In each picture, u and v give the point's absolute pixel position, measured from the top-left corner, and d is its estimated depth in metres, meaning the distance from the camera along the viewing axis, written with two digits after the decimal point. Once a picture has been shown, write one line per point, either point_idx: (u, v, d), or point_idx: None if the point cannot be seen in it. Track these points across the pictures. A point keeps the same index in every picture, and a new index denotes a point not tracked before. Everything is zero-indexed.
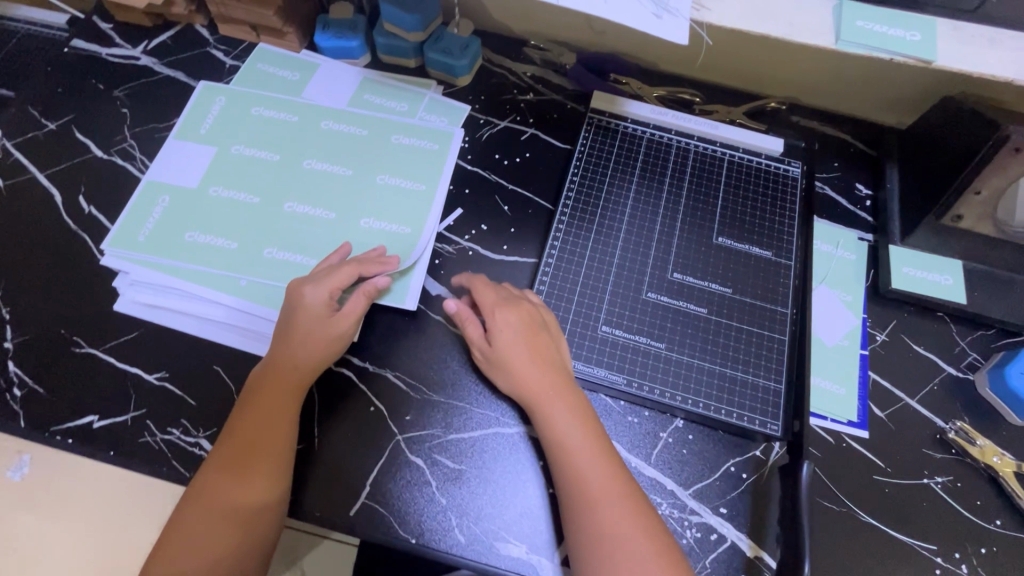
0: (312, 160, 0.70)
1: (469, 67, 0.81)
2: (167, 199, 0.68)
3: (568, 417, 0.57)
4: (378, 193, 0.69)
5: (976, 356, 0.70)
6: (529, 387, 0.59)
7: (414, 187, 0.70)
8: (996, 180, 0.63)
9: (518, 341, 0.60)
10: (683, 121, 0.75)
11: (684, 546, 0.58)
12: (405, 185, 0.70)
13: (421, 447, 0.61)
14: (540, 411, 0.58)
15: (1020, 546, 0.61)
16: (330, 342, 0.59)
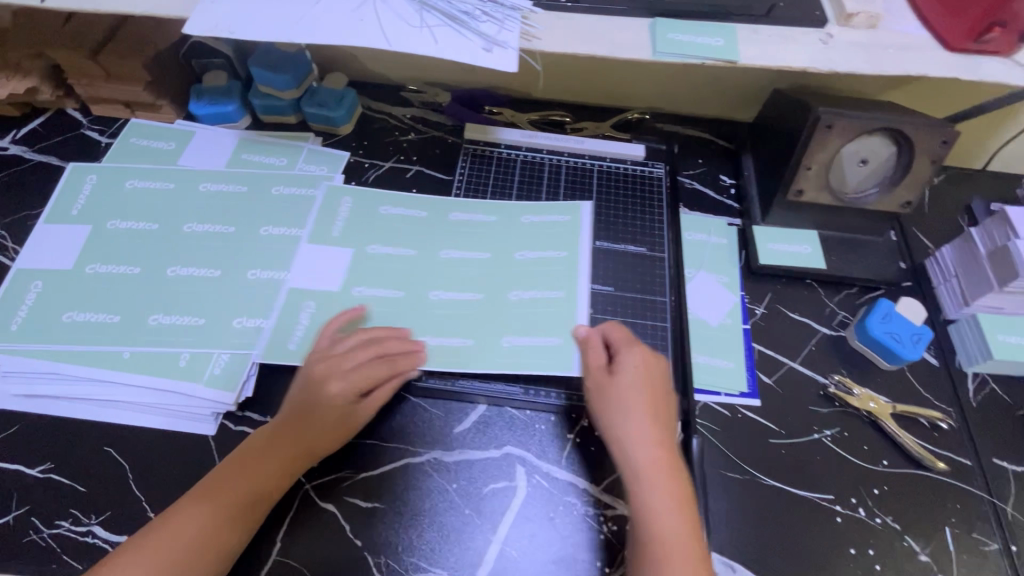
0: (373, 246, 0.72)
1: (347, 116, 0.85)
2: (312, 303, 0.66)
3: (668, 505, 0.55)
4: (528, 268, 0.72)
5: (845, 314, 0.76)
6: (644, 464, 0.56)
7: (557, 257, 0.72)
8: (821, 155, 0.71)
9: (642, 394, 0.59)
10: (552, 141, 0.81)
11: (604, 541, 0.60)
12: (398, 252, 0.72)
13: (333, 492, 0.61)
14: (645, 501, 0.55)
15: (908, 482, 0.65)
16: (344, 418, 0.59)
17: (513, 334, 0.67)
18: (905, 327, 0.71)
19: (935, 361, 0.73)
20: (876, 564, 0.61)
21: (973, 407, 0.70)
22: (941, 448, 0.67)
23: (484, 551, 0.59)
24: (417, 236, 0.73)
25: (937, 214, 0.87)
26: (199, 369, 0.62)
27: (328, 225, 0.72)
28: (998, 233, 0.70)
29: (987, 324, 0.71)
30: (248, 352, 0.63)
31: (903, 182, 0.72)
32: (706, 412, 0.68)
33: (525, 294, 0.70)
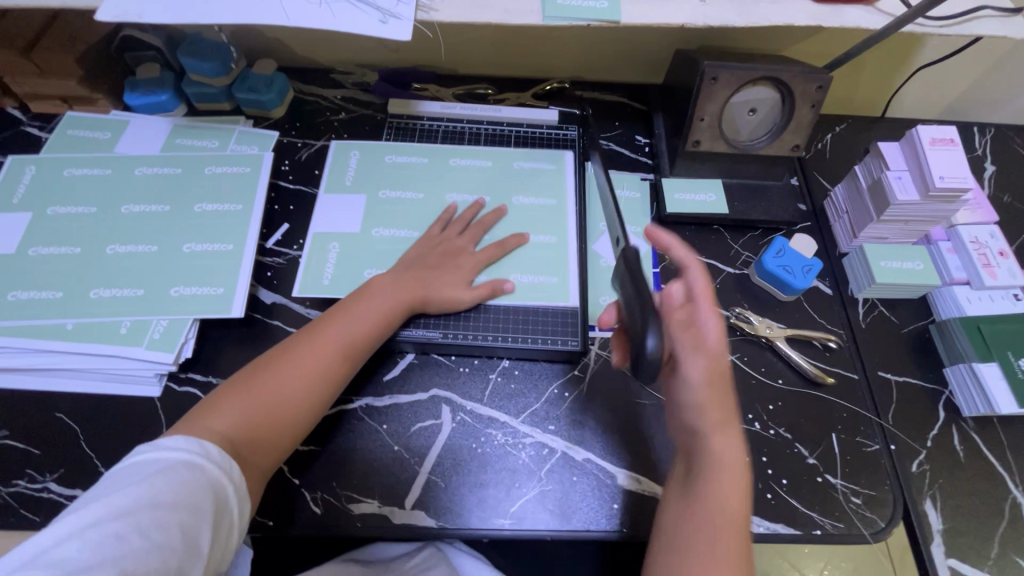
0: (385, 191, 0.82)
1: (278, 99, 0.89)
2: (337, 245, 0.77)
3: (728, 442, 0.56)
4: (523, 212, 0.81)
5: (748, 254, 0.82)
6: (704, 407, 0.58)
7: (549, 203, 0.82)
8: (711, 106, 0.76)
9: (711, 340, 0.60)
10: (470, 111, 0.88)
11: (521, 465, 0.66)
12: (407, 197, 0.81)
13: None
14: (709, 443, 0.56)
15: (801, 397, 0.72)
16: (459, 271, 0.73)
17: (517, 274, 0.75)
18: (797, 259, 0.77)
19: (828, 289, 0.79)
20: (769, 470, 0.67)
21: (862, 328, 0.77)
22: (831, 365, 0.74)
23: (412, 482, 0.65)
24: (406, 180, 0.83)
25: (837, 158, 0.93)
26: (140, 334, 0.66)
27: (342, 174, 0.83)
28: (874, 167, 0.75)
29: (872, 252, 0.77)
30: (186, 317, 0.68)
31: (789, 128, 0.78)
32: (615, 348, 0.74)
33: (528, 200, 0.81)
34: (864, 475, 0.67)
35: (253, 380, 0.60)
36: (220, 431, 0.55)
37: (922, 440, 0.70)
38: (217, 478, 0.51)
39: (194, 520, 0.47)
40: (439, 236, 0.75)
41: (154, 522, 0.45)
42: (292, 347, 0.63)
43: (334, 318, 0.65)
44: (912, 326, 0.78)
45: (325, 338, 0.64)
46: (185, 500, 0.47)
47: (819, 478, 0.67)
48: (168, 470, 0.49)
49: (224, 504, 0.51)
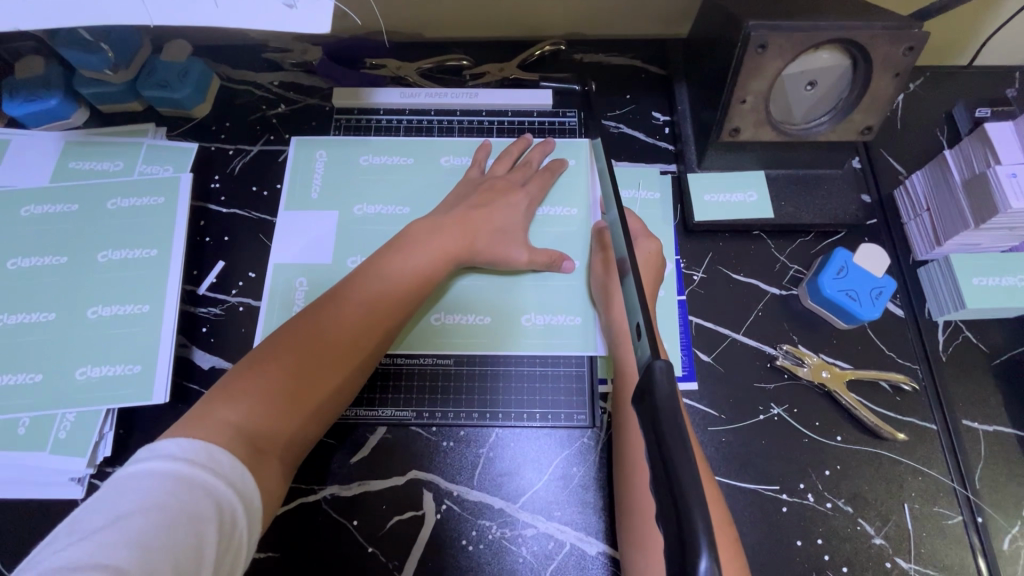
0: (361, 205, 0.65)
1: (198, 94, 0.70)
2: (305, 280, 0.62)
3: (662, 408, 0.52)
4: (541, 228, 0.65)
5: (798, 269, 0.65)
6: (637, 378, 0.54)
7: (570, 216, 0.65)
8: (756, 83, 0.57)
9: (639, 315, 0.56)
10: (438, 98, 0.70)
11: (522, 565, 0.54)
12: (390, 211, 0.65)
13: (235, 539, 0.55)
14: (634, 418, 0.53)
15: (865, 457, 0.58)
16: (495, 227, 0.60)
17: (531, 312, 0.62)
18: (864, 280, 0.61)
19: (900, 311, 0.63)
20: (825, 555, 0.55)
21: (942, 362, 0.61)
22: (903, 415, 0.59)
23: None
24: (387, 188, 0.66)
25: (914, 125, 0.72)
26: (43, 434, 0.54)
27: (306, 188, 0.66)
28: (976, 156, 0.58)
29: (960, 267, 0.60)
30: (99, 407, 0.55)
31: (860, 105, 0.58)
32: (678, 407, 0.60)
33: (547, 212, 0.65)
34: (943, 556, 0.55)
35: (269, 357, 0.48)
36: (237, 424, 0.43)
37: (1016, 506, 0.56)
38: (228, 497, 0.39)
39: (194, 562, 0.36)
40: (479, 180, 0.64)
41: (142, 569, 0.34)
42: (314, 316, 0.51)
43: (365, 284, 0.53)
44: (1004, 356, 0.62)
45: (353, 302, 0.52)
46: (183, 534, 0.36)
47: (887, 564, 0.55)
48: (162, 490, 0.37)
49: (236, 533, 0.39)
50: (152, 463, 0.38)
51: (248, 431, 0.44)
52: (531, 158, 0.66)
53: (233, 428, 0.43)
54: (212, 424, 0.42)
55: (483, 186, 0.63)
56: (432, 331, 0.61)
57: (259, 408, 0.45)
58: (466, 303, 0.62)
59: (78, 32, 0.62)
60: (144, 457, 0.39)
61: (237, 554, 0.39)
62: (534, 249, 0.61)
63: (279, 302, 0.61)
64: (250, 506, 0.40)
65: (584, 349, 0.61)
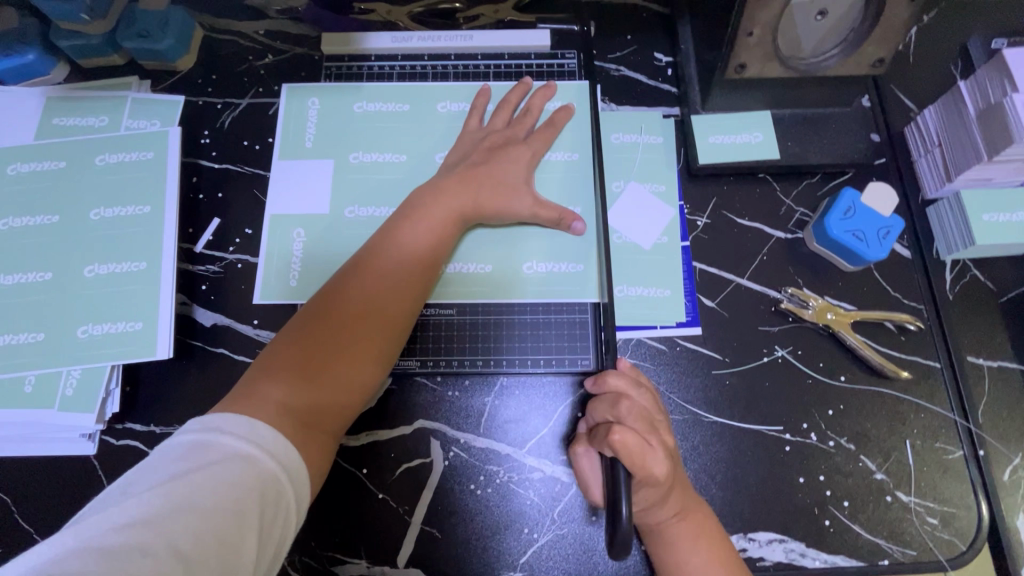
0: (356, 154, 0.63)
1: (180, 45, 0.67)
2: (302, 232, 0.61)
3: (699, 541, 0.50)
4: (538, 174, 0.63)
5: (804, 212, 0.64)
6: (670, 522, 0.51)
7: (569, 162, 0.64)
8: (764, 14, 0.54)
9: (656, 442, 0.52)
10: (431, 42, 0.67)
11: (529, 507, 0.56)
12: (386, 160, 0.63)
13: None
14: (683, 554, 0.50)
15: (869, 397, 0.58)
16: (496, 176, 0.59)
17: (532, 260, 0.61)
18: (871, 221, 0.59)
19: (907, 252, 0.62)
20: (827, 491, 0.56)
21: (948, 301, 0.61)
22: (907, 354, 0.59)
23: (402, 535, 0.55)
24: (382, 138, 0.64)
25: (927, 60, 0.69)
26: (50, 391, 0.54)
27: (298, 139, 0.64)
28: (993, 86, 0.56)
29: (971, 203, 0.59)
30: (103, 364, 0.55)
31: (871, 36, 0.56)
32: (680, 353, 0.60)
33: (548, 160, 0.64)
34: (943, 489, 0.56)
35: (305, 338, 0.48)
36: (280, 402, 0.44)
37: (1017, 440, 0.57)
38: (271, 467, 0.40)
39: (239, 530, 0.36)
40: (480, 132, 0.62)
41: (186, 532, 0.35)
42: (335, 297, 0.50)
43: (379, 258, 0.53)
44: (1012, 293, 0.61)
45: (375, 272, 0.52)
46: (227, 499, 0.37)
47: (888, 498, 0.56)
48: (208, 456, 0.38)
49: (282, 503, 0.39)
50: (197, 431, 0.40)
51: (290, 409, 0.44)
52: (530, 106, 0.64)
53: (278, 405, 0.44)
54: (257, 402, 0.43)
55: (484, 139, 0.61)
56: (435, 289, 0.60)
57: (301, 384, 0.46)
58: (465, 251, 0.61)
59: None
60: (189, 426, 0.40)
61: (283, 524, 0.39)
62: (538, 203, 0.59)
63: (276, 256, 0.60)
64: (295, 476, 0.41)
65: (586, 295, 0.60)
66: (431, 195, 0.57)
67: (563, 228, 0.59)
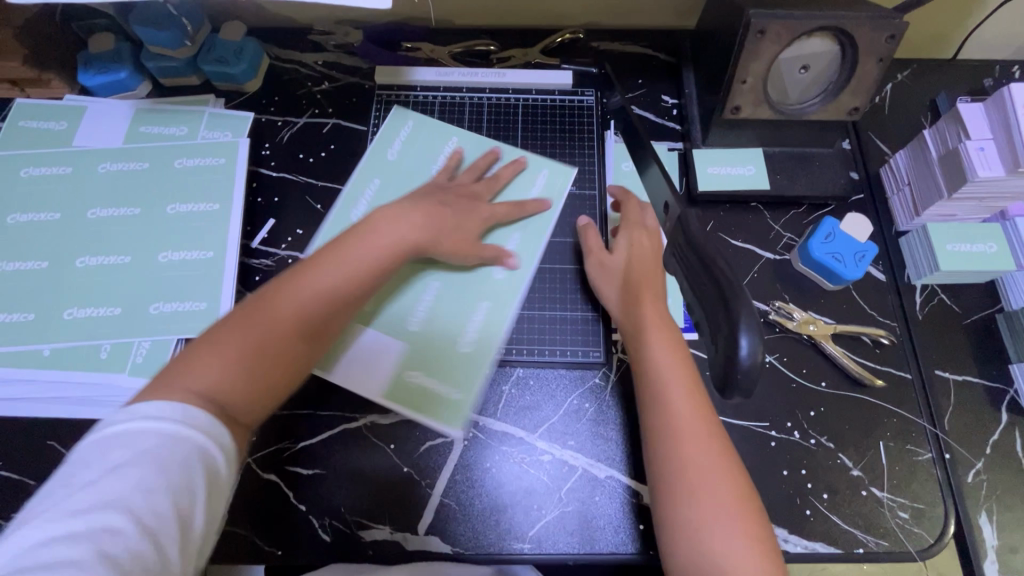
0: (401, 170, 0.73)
1: (250, 70, 0.78)
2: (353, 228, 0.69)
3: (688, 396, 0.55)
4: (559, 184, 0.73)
5: (791, 237, 0.73)
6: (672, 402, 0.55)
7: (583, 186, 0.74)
8: (755, 65, 0.64)
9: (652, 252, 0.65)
10: (470, 77, 0.78)
11: (540, 485, 0.62)
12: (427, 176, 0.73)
13: (285, 458, 0.63)
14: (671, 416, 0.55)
15: (847, 402, 0.65)
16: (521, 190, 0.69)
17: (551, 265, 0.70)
18: (849, 245, 0.68)
19: (881, 275, 0.70)
20: (808, 484, 0.62)
21: (918, 319, 0.68)
22: (881, 365, 0.66)
23: (423, 505, 0.61)
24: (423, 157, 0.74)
25: (900, 111, 0.79)
26: (122, 359, 0.61)
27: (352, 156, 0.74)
28: (950, 134, 0.64)
29: (936, 233, 0.67)
30: (169, 338, 0.62)
31: (846, 87, 0.66)
32: None
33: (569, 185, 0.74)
34: (914, 487, 0.62)
35: (243, 326, 0.52)
36: (201, 390, 0.47)
37: (980, 446, 0.63)
38: (206, 445, 0.44)
39: (191, 502, 0.42)
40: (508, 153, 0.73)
41: (151, 510, 0.40)
42: (270, 297, 0.53)
43: (312, 271, 0.56)
44: (975, 315, 0.69)
45: (289, 308, 0.53)
46: (172, 479, 0.41)
47: (863, 492, 0.62)
48: (147, 440, 0.42)
49: (221, 472, 0.44)
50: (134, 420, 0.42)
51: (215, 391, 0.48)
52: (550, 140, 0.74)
53: (208, 392, 0.47)
54: (171, 390, 0.46)
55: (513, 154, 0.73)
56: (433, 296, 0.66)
57: (256, 366, 0.50)
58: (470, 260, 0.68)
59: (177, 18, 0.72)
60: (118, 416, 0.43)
61: (225, 488, 0.45)
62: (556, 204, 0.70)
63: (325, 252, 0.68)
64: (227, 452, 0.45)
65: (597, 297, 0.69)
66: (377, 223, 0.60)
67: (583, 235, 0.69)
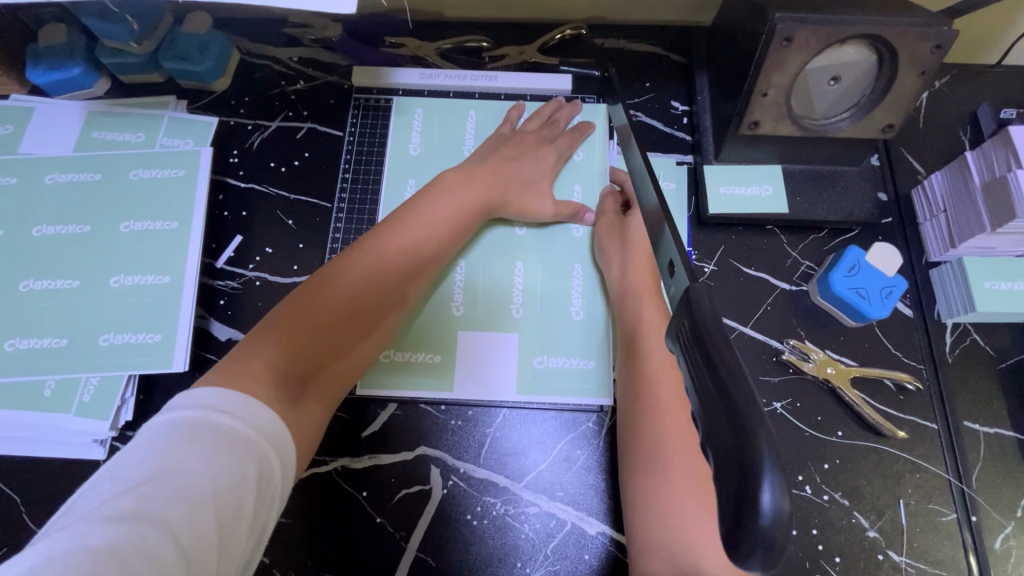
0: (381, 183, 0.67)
1: (218, 68, 0.70)
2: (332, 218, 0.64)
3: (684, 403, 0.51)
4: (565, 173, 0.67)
5: (809, 265, 0.66)
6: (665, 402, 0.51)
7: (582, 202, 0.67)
8: (779, 77, 0.56)
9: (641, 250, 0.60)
10: (458, 80, 0.70)
11: (524, 540, 0.57)
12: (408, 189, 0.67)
13: None
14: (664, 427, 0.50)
15: (866, 453, 0.59)
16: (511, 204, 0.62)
17: (540, 294, 0.63)
18: (875, 280, 0.61)
19: (908, 311, 0.63)
20: (819, 545, 0.56)
21: (948, 362, 0.62)
22: (905, 413, 0.60)
23: (395, 561, 0.56)
24: (403, 169, 0.68)
25: (937, 125, 0.71)
26: (68, 396, 0.56)
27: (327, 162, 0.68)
28: (998, 161, 0.57)
29: (972, 270, 0.60)
30: (120, 373, 0.57)
31: (881, 102, 0.58)
32: None
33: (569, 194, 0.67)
34: (935, 551, 0.56)
35: (300, 303, 0.50)
36: (279, 368, 0.45)
37: (1010, 507, 0.58)
38: (264, 450, 0.40)
39: (233, 521, 0.38)
40: (511, 135, 0.66)
41: (190, 527, 0.36)
42: (332, 271, 0.52)
43: (393, 236, 0.55)
44: (1010, 360, 0.62)
45: (351, 287, 0.51)
46: (220, 486, 0.37)
47: (879, 556, 0.56)
48: (203, 439, 0.39)
49: (271, 487, 0.41)
50: (190, 412, 0.40)
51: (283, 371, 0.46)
52: (559, 117, 0.68)
53: (276, 372, 0.45)
54: (256, 366, 0.44)
55: (511, 140, 0.65)
56: (466, 278, 0.63)
57: (310, 345, 0.48)
58: (499, 242, 0.65)
59: (126, 18, 0.64)
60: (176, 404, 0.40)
61: (274, 500, 0.41)
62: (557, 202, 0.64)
63: None
64: (285, 456, 0.42)
65: (594, 331, 0.62)
66: (433, 195, 0.59)
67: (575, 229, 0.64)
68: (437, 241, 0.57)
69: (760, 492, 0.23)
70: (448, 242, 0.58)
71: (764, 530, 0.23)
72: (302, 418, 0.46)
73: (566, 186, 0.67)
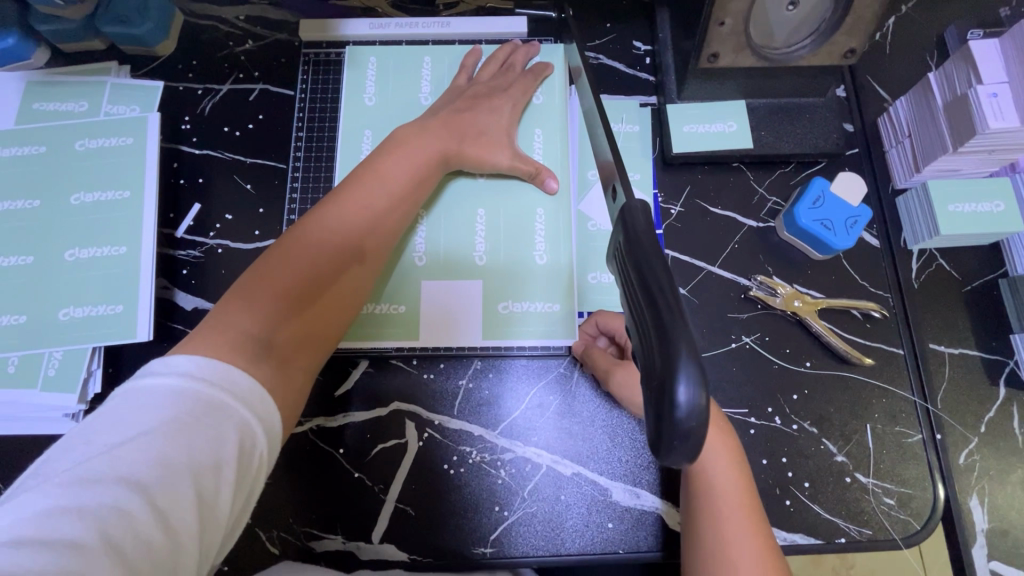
0: (340, 139, 0.65)
1: (160, 30, 0.67)
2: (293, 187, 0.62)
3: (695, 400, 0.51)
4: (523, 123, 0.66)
5: (776, 201, 0.65)
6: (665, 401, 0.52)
7: (544, 148, 0.65)
8: (735, 4, 0.54)
9: None
10: (410, 28, 0.68)
11: (501, 486, 0.58)
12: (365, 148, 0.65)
13: None
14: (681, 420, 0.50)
15: (833, 382, 0.60)
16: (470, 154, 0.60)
17: (505, 243, 0.62)
18: (840, 210, 0.61)
19: (875, 241, 0.63)
20: (789, 472, 0.58)
21: (914, 288, 0.62)
22: (872, 341, 0.61)
23: (376, 513, 0.57)
24: (357, 123, 0.66)
25: (903, 51, 0.69)
26: (33, 372, 0.55)
27: None
28: (960, 78, 0.57)
29: (937, 194, 0.60)
30: (84, 346, 0.56)
31: (842, 26, 0.56)
32: None
33: (524, 145, 0.65)
34: (900, 470, 0.58)
35: (268, 269, 0.47)
36: (254, 334, 0.43)
37: (973, 424, 0.59)
38: (246, 416, 0.39)
39: (214, 486, 0.36)
40: (464, 87, 0.64)
41: (166, 490, 0.34)
42: (296, 234, 0.49)
43: (355, 192, 0.53)
44: (975, 282, 0.62)
45: (318, 243, 0.49)
46: (202, 452, 0.36)
47: (847, 479, 0.57)
48: (180, 405, 0.37)
49: (255, 453, 0.39)
50: (166, 380, 0.38)
51: (260, 338, 0.44)
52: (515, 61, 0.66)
53: (253, 335, 0.43)
54: (231, 333, 0.43)
55: (463, 93, 0.63)
56: (429, 230, 0.63)
57: (283, 310, 0.46)
58: (461, 197, 0.63)
59: None
60: (155, 370, 0.38)
61: (260, 465, 0.39)
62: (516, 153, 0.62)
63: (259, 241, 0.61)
64: (268, 419, 0.40)
65: (560, 279, 0.61)
66: (392, 148, 0.56)
67: (536, 183, 0.63)
68: (403, 193, 0.55)
69: (677, 392, 0.28)
70: (413, 195, 0.56)
71: (680, 422, 0.28)
72: (286, 381, 0.44)
73: (527, 132, 0.65)
